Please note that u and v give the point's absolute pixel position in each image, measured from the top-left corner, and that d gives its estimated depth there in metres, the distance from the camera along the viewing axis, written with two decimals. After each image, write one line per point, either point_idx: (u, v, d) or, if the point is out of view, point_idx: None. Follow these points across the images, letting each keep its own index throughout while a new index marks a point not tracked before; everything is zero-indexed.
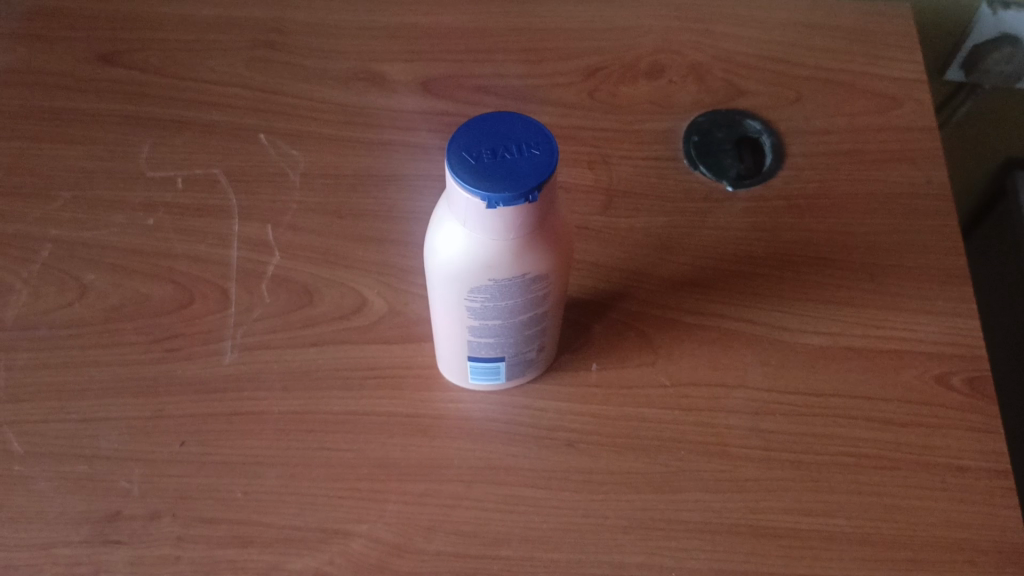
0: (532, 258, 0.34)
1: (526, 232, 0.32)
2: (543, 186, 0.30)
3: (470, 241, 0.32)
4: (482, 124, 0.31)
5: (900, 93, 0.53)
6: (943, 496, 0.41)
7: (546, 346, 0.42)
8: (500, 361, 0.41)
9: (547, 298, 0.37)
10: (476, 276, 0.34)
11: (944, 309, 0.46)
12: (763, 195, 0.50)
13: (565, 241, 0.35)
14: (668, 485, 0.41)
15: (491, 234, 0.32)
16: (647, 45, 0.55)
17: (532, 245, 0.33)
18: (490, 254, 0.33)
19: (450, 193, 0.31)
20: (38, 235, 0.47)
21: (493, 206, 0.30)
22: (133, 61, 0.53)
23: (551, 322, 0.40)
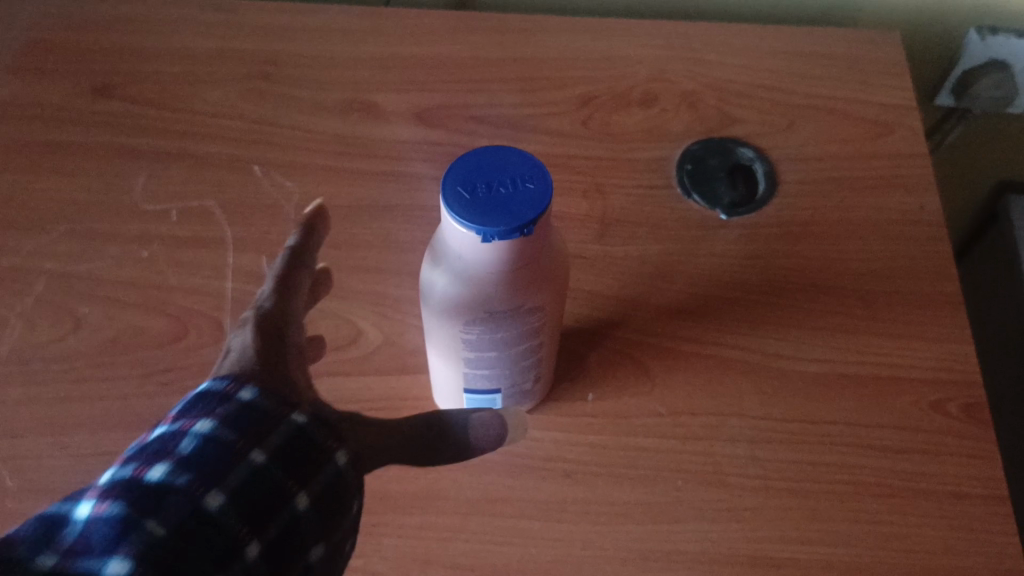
0: (529, 289, 0.34)
1: (523, 262, 0.32)
2: (537, 220, 0.30)
3: (468, 271, 0.32)
4: (478, 159, 0.31)
5: (892, 119, 0.53)
6: (943, 523, 0.41)
7: (541, 376, 0.42)
8: (495, 392, 0.41)
9: (542, 331, 0.37)
10: (470, 307, 0.34)
11: (940, 335, 0.46)
12: (757, 222, 0.50)
13: (559, 273, 0.35)
14: (667, 515, 0.41)
15: (486, 264, 0.32)
16: (639, 73, 0.55)
17: (529, 277, 0.33)
18: (484, 283, 0.33)
19: (446, 225, 0.31)
20: (31, 268, 0.47)
21: (488, 240, 0.30)
22: (126, 93, 0.53)
23: (546, 353, 0.40)
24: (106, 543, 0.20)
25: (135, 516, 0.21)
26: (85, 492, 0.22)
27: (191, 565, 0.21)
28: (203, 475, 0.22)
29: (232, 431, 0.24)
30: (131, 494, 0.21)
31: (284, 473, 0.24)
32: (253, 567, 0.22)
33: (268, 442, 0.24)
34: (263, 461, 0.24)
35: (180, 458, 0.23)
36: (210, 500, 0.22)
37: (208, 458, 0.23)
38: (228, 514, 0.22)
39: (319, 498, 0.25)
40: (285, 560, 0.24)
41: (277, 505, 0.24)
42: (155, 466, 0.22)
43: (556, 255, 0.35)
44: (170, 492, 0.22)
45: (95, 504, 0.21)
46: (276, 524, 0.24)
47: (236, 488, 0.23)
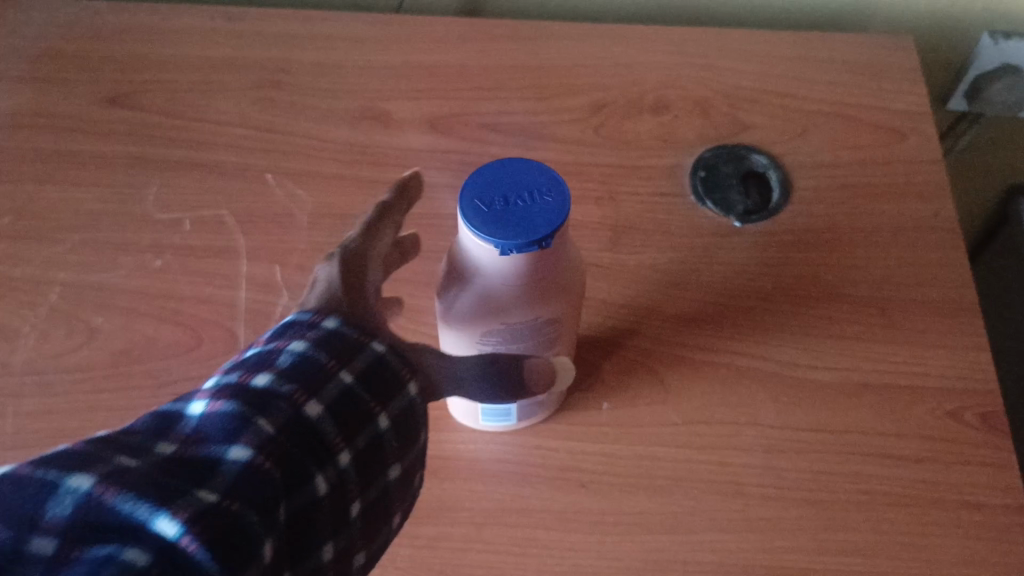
0: (546, 297, 0.34)
1: (540, 271, 0.32)
2: (556, 233, 0.30)
3: (486, 280, 0.32)
4: (495, 171, 0.31)
5: (905, 125, 0.53)
6: (961, 532, 0.41)
7: (556, 386, 0.42)
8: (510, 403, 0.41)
9: (555, 341, 0.37)
10: (486, 316, 0.34)
11: (956, 343, 0.46)
12: (771, 230, 0.50)
13: (574, 283, 0.35)
14: (683, 525, 0.41)
15: (503, 273, 0.32)
16: (651, 80, 0.55)
17: (545, 285, 0.33)
18: (501, 292, 0.33)
19: (464, 237, 0.31)
20: (44, 278, 0.47)
21: (506, 253, 0.30)
22: (138, 102, 0.53)
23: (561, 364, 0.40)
24: (224, 437, 0.23)
25: (247, 415, 0.23)
26: (199, 392, 0.25)
27: (293, 460, 0.24)
28: (303, 384, 0.25)
29: (326, 350, 0.26)
30: (243, 396, 0.24)
31: (368, 394, 0.27)
32: (343, 470, 0.25)
33: (358, 363, 0.27)
34: (353, 378, 0.26)
35: (281, 368, 0.25)
36: (310, 408, 0.25)
37: (306, 371, 0.25)
38: (325, 421, 0.25)
39: (397, 420, 0.28)
40: (369, 469, 0.26)
41: (365, 419, 0.26)
42: (260, 375, 0.25)
43: (571, 265, 0.34)
44: (275, 398, 0.24)
45: (211, 402, 0.24)
46: (364, 436, 0.26)
47: (331, 399, 0.25)
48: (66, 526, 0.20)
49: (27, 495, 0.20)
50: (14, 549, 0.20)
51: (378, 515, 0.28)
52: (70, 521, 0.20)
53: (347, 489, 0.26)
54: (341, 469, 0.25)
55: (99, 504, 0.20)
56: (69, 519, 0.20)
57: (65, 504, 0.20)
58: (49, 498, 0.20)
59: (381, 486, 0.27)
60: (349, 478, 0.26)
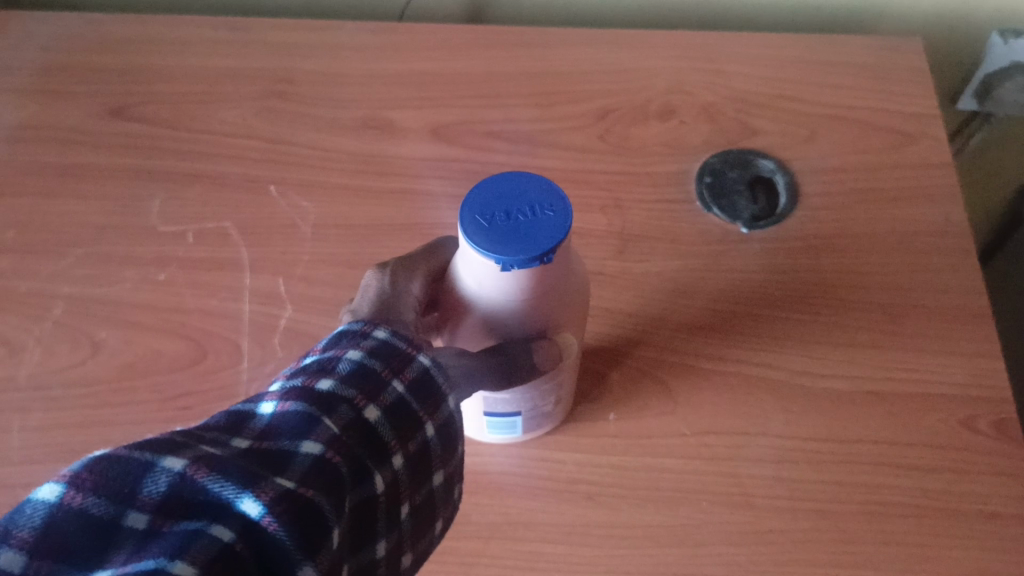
0: (551, 312, 0.33)
1: (543, 286, 0.32)
2: (558, 250, 0.29)
3: (489, 295, 0.32)
4: (496, 185, 0.31)
5: (915, 128, 0.52)
6: (974, 543, 0.40)
7: (562, 398, 0.41)
8: (517, 416, 0.40)
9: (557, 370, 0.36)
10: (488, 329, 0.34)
11: (968, 350, 0.45)
12: (779, 236, 0.49)
13: (578, 297, 0.35)
14: (692, 538, 0.41)
15: (505, 289, 0.31)
16: (657, 85, 0.55)
17: (549, 299, 0.33)
18: (504, 307, 0.32)
19: (466, 252, 0.31)
20: (48, 292, 0.47)
21: (507, 268, 0.29)
22: (141, 114, 0.53)
23: (567, 377, 0.39)
24: (295, 433, 0.25)
25: (316, 414, 0.26)
26: (268, 391, 0.27)
27: (355, 457, 0.26)
28: (363, 389, 0.27)
29: (382, 358, 0.29)
30: (311, 395, 0.26)
31: (421, 401, 0.29)
32: (395, 471, 0.28)
33: (412, 371, 0.29)
34: (405, 388, 0.28)
35: (343, 374, 0.27)
36: (369, 412, 0.27)
37: (366, 377, 0.28)
38: (382, 424, 0.27)
39: (445, 426, 0.30)
40: (417, 471, 0.29)
41: (415, 426, 0.29)
42: (324, 378, 0.27)
43: (576, 280, 0.34)
44: (339, 399, 0.27)
45: (281, 401, 0.26)
46: (415, 441, 0.29)
47: (387, 405, 0.28)
48: (160, 501, 0.22)
49: (126, 471, 0.23)
50: (112, 521, 0.22)
51: (423, 516, 0.30)
52: (164, 497, 0.22)
53: (397, 489, 0.28)
54: (394, 471, 0.28)
55: (192, 483, 0.22)
56: (164, 495, 0.22)
57: (159, 482, 0.22)
58: (145, 477, 0.22)
59: (426, 491, 0.30)
60: (400, 478, 0.28)
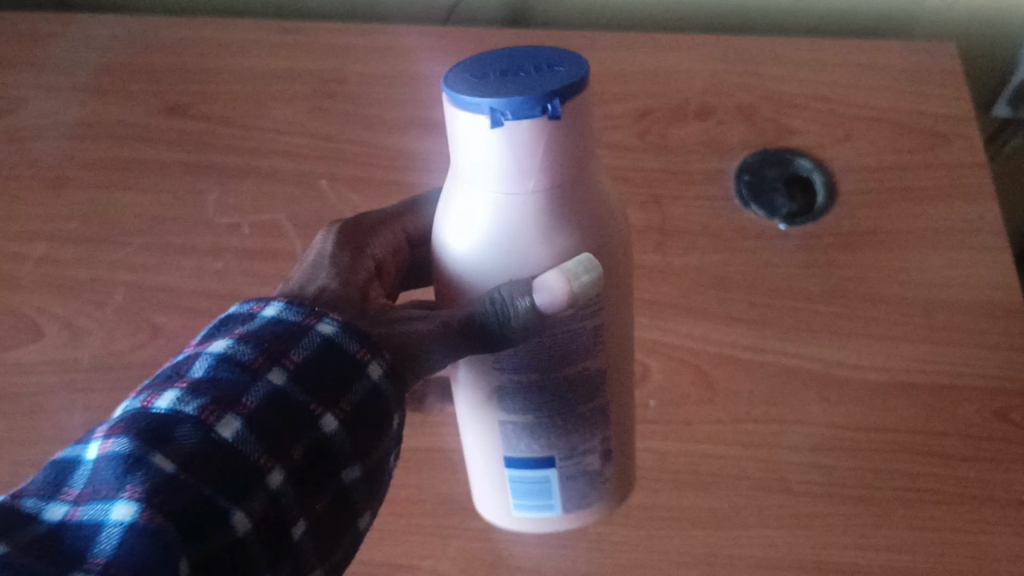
0: (562, 233, 0.28)
1: (547, 182, 0.27)
2: (563, 94, 0.25)
3: (485, 202, 0.27)
4: (500, 60, 0.28)
5: (950, 130, 0.53)
6: (1010, 529, 0.41)
7: (611, 451, 0.36)
8: (549, 469, 0.35)
9: (589, 357, 0.32)
10: (487, 265, 0.29)
11: (1003, 342, 0.46)
12: (816, 232, 0.50)
13: (613, 248, 0.30)
14: (732, 520, 0.42)
15: (507, 184, 0.27)
16: (695, 87, 0.56)
17: (558, 211, 0.27)
18: (507, 221, 0.27)
19: (455, 133, 0.27)
20: (111, 279, 0.49)
21: (501, 123, 0.25)
22: (199, 112, 0.55)
23: (602, 419, 0.35)
24: (112, 489, 0.22)
25: (143, 452, 0.22)
26: (97, 429, 0.24)
27: (203, 498, 0.22)
28: (214, 402, 0.24)
29: (250, 350, 0.26)
30: (137, 428, 0.23)
31: (301, 399, 0.26)
32: (274, 490, 0.25)
33: (292, 357, 0.26)
34: (281, 381, 0.26)
35: (190, 389, 0.24)
36: (225, 430, 0.24)
37: (222, 384, 0.25)
38: (247, 438, 0.24)
39: (347, 418, 0.27)
40: (307, 480, 0.26)
41: (302, 424, 0.26)
42: (166, 395, 0.24)
43: (605, 209, 0.29)
44: (178, 423, 0.23)
45: (104, 443, 0.23)
46: (300, 445, 0.26)
47: (251, 410, 0.24)
48: None
49: None
50: None
51: (330, 517, 0.28)
52: None
53: (280, 511, 0.25)
54: (274, 488, 0.25)
55: None
56: None
57: None
58: None
59: (332, 487, 0.27)
60: (282, 494, 0.25)
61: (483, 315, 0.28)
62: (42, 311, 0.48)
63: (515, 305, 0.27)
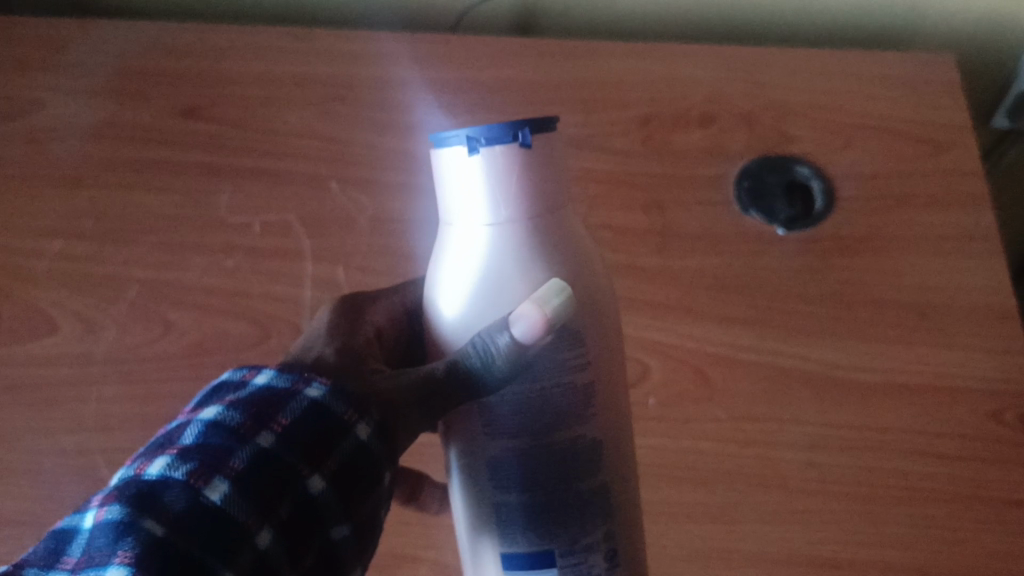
0: (539, 264, 0.30)
1: (522, 214, 0.30)
2: (530, 126, 0.29)
3: (470, 237, 0.30)
4: None
5: (947, 139, 0.55)
6: (997, 527, 0.43)
7: (620, 560, 0.33)
8: (548, 568, 0.32)
9: (581, 421, 0.31)
10: (472, 300, 0.31)
11: (995, 347, 0.47)
12: (814, 237, 0.51)
13: (594, 299, 0.31)
14: (728, 516, 0.44)
15: (488, 213, 0.30)
16: (699, 94, 0.56)
17: (535, 243, 0.30)
18: (489, 252, 0.30)
19: (442, 182, 0.31)
20: (124, 275, 0.50)
21: (476, 151, 0.29)
22: (209, 114, 0.55)
23: (598, 505, 0.32)
24: (104, 557, 0.22)
25: (129, 518, 0.22)
26: (92, 501, 0.24)
27: (189, 561, 0.22)
28: (202, 467, 0.24)
29: (239, 415, 0.26)
30: (127, 495, 0.23)
31: (292, 458, 0.25)
32: (262, 551, 0.24)
33: (281, 420, 0.26)
34: (270, 442, 0.25)
35: (178, 456, 0.24)
36: (212, 493, 0.23)
37: (210, 448, 0.25)
38: (234, 500, 0.23)
39: (338, 476, 0.27)
40: (297, 541, 0.25)
41: (291, 485, 0.25)
42: (157, 462, 0.24)
43: (583, 254, 0.31)
44: (166, 489, 0.23)
45: (98, 512, 0.23)
46: (290, 505, 0.25)
47: (238, 473, 0.24)
48: None
49: None
50: None
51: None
52: None
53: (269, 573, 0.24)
54: (263, 550, 0.24)
55: None
56: None
57: None
58: None
59: (323, 549, 0.27)
60: (272, 557, 0.24)
61: (468, 361, 0.29)
62: (58, 306, 0.49)
63: (495, 341, 0.29)
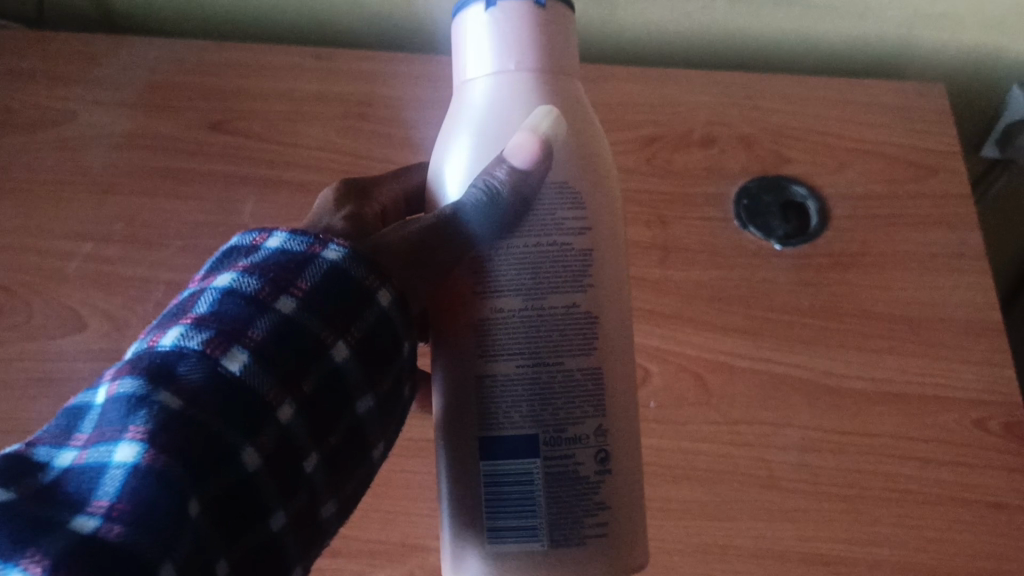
0: (534, 104, 0.34)
1: (527, 63, 0.34)
2: None
3: (478, 81, 0.35)
4: None
5: (937, 163, 0.58)
6: (984, 528, 0.45)
7: (609, 467, 0.34)
8: (533, 457, 0.33)
9: (576, 291, 0.33)
10: (474, 142, 0.35)
11: (982, 359, 0.50)
12: (809, 253, 0.54)
13: (592, 162, 0.35)
14: (724, 513, 0.46)
15: (496, 59, 0.34)
16: (700, 117, 0.59)
17: (533, 88, 0.34)
18: (492, 94, 0.34)
19: (459, 39, 0.35)
20: (151, 277, 0.53)
21: (491, 6, 0.34)
22: (235, 128, 0.58)
23: (588, 397, 0.34)
24: (115, 431, 0.23)
25: (146, 391, 0.24)
26: (104, 376, 0.26)
27: (211, 434, 0.24)
28: (221, 336, 0.26)
29: (255, 283, 0.28)
30: (141, 369, 0.24)
31: (311, 329, 0.28)
32: (283, 421, 0.26)
33: (299, 285, 0.28)
34: (291, 307, 0.28)
35: (196, 324, 0.26)
36: (231, 363, 0.25)
37: (229, 316, 0.27)
38: (253, 370, 0.26)
39: (358, 346, 0.29)
40: (319, 411, 0.28)
41: (312, 354, 0.28)
42: (171, 333, 0.26)
43: (582, 117, 0.35)
44: (183, 358, 0.25)
45: (110, 387, 0.25)
46: (311, 375, 0.27)
47: (257, 342, 0.26)
48: None
49: None
50: None
51: (346, 450, 0.29)
52: None
53: (291, 440, 0.27)
54: (285, 420, 0.26)
55: None
56: None
57: None
58: None
59: (348, 419, 0.29)
60: (293, 426, 0.27)
61: (469, 205, 0.33)
62: (87, 305, 0.51)
63: (495, 176, 0.33)
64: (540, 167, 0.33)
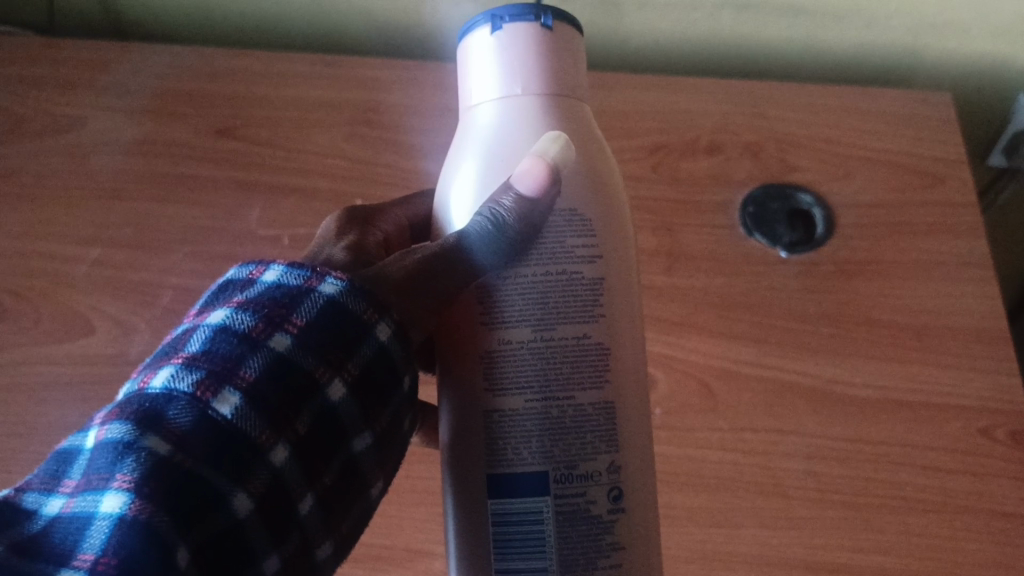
0: (542, 125, 0.34)
1: (535, 84, 0.34)
2: (552, 14, 0.34)
3: (485, 103, 0.35)
4: None
5: (943, 172, 0.58)
6: (990, 537, 0.45)
7: (621, 504, 0.33)
8: (543, 495, 0.33)
9: (587, 322, 0.33)
10: (483, 163, 0.35)
11: (988, 367, 0.50)
12: (815, 260, 0.54)
13: (599, 188, 0.35)
14: (729, 520, 0.46)
15: (504, 81, 0.34)
16: (707, 125, 0.59)
17: (542, 108, 0.34)
18: (500, 116, 0.34)
19: (465, 65, 0.36)
20: (159, 282, 0.53)
21: (498, 28, 0.34)
22: (243, 135, 0.59)
23: (599, 432, 0.33)
24: (102, 479, 0.23)
25: (135, 436, 0.23)
26: (94, 418, 0.25)
27: (197, 482, 0.24)
28: (212, 377, 0.25)
29: (249, 321, 0.27)
30: (130, 413, 0.24)
31: (306, 366, 0.27)
32: (275, 465, 0.26)
33: (295, 322, 0.28)
34: (286, 346, 0.27)
35: (188, 364, 0.26)
36: (222, 406, 0.25)
37: (222, 356, 0.26)
38: (245, 413, 0.25)
39: (355, 382, 0.29)
40: (314, 450, 0.28)
41: (307, 393, 0.27)
42: (162, 374, 0.26)
43: (589, 140, 0.35)
44: (172, 403, 0.25)
45: (99, 431, 0.24)
46: (305, 415, 0.27)
47: (249, 383, 0.26)
48: None
49: None
50: None
51: (342, 488, 0.29)
52: None
53: (283, 484, 0.26)
54: (277, 464, 0.26)
55: None
56: None
57: None
58: None
59: (345, 457, 0.29)
60: (286, 468, 0.26)
61: (475, 233, 0.33)
62: (94, 309, 0.52)
63: (502, 205, 0.33)
64: (549, 193, 0.33)
